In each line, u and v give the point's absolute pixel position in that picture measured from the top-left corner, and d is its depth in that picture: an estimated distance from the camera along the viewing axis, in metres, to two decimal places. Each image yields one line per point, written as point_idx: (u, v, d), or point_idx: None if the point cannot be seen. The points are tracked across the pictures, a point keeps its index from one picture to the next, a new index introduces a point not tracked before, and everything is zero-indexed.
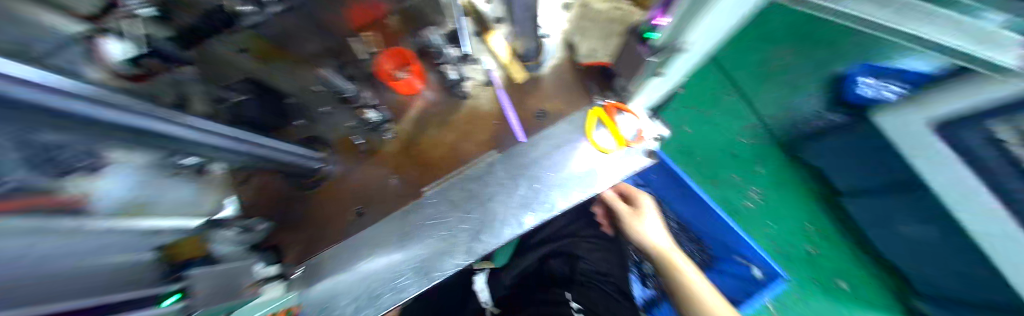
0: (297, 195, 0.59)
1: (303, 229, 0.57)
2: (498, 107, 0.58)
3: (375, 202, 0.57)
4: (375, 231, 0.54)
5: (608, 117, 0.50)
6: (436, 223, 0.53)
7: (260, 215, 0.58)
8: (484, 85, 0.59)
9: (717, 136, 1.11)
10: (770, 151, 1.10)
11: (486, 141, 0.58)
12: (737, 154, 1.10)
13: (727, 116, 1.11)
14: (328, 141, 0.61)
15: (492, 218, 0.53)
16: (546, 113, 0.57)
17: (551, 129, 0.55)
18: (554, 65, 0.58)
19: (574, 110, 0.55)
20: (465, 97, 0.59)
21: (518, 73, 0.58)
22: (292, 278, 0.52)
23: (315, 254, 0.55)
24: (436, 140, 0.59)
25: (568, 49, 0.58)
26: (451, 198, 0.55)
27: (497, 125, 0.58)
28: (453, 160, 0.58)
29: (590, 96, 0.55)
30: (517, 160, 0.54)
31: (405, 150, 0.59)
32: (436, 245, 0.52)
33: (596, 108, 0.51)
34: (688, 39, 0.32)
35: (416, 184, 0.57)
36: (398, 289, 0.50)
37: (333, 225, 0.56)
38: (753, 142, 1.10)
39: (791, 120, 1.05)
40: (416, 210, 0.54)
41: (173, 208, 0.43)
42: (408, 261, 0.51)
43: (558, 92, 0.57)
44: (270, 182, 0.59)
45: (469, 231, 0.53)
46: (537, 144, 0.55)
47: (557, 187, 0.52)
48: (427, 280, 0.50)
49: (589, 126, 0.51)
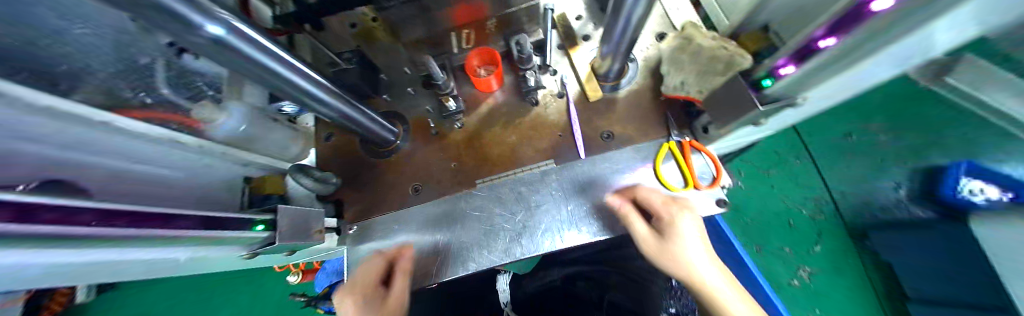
0: (365, 159, 0.64)
1: (363, 192, 0.62)
2: (565, 119, 0.59)
3: (430, 182, 0.61)
4: (426, 209, 0.58)
5: (683, 155, 0.50)
6: (481, 215, 0.56)
7: (332, 169, 0.65)
8: (556, 96, 0.61)
9: (775, 201, 1.06)
10: (835, 232, 1.03)
11: (544, 149, 0.59)
12: (796, 226, 1.04)
13: (793, 184, 1.07)
14: (403, 118, 0.65)
15: (535, 226, 0.53)
16: (613, 135, 0.56)
17: (618, 152, 0.54)
18: (632, 91, 0.57)
19: (645, 140, 0.54)
20: (534, 104, 0.61)
21: (593, 92, 0.58)
22: (346, 234, 0.59)
23: (368, 219, 0.60)
24: (499, 138, 0.61)
25: (652, 78, 0.57)
26: (500, 196, 0.56)
27: (560, 136, 0.59)
28: (509, 160, 0.60)
29: (665, 129, 0.53)
30: (571, 175, 0.55)
31: (468, 142, 0.62)
32: (476, 238, 0.55)
33: (670, 143, 0.51)
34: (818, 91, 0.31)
35: (470, 176, 0.60)
36: (435, 270, 0.53)
37: (388, 195, 0.61)
38: (818, 217, 1.05)
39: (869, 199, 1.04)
40: (466, 198, 0.58)
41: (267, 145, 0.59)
42: (448, 245, 0.55)
43: (630, 117, 0.56)
44: (346, 143, 0.67)
45: (511, 232, 0.54)
46: (595, 163, 0.54)
47: (605, 215, 0.52)
48: (462, 267, 0.53)
49: (660, 159, 0.51)
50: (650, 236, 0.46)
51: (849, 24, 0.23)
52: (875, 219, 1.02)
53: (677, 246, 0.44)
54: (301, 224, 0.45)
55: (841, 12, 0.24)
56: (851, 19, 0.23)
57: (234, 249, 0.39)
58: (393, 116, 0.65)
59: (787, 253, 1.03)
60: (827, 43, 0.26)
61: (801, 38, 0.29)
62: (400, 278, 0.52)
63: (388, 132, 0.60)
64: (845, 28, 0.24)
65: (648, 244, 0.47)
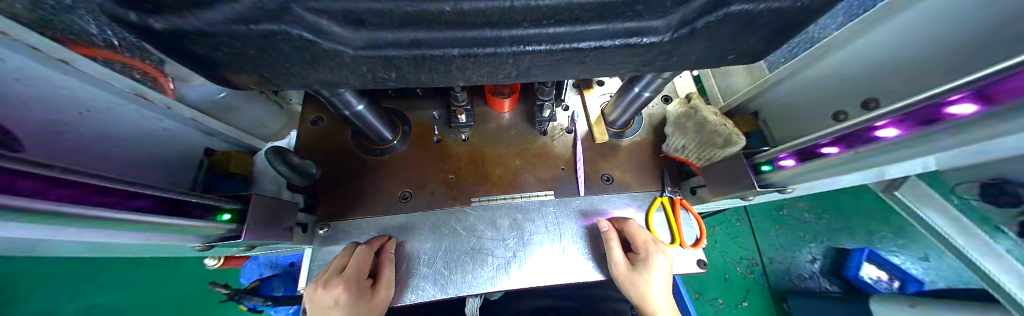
0: (358, 154, 0.61)
1: (347, 188, 0.58)
2: (570, 154, 0.62)
3: (424, 192, 0.58)
4: (414, 219, 0.55)
5: (672, 211, 0.56)
6: (469, 234, 0.53)
7: (317, 158, 0.61)
8: (564, 130, 0.64)
9: (718, 257, 1.26)
10: (761, 290, 1.21)
11: (546, 178, 0.60)
12: (729, 280, 1.23)
13: (734, 243, 1.29)
14: (407, 118, 0.64)
15: (524, 255, 0.52)
16: (613, 179, 0.60)
17: (613, 196, 0.58)
18: (635, 141, 0.63)
19: (642, 189, 0.59)
20: (543, 133, 0.63)
21: (601, 134, 0.62)
22: (315, 233, 0.53)
23: (347, 219, 0.55)
24: (502, 159, 0.61)
25: (654, 134, 0.64)
26: (495, 220, 0.55)
27: (563, 170, 0.60)
28: (509, 183, 0.59)
29: (660, 184, 0.59)
30: (567, 210, 0.56)
31: (469, 156, 0.61)
32: (459, 259, 0.52)
33: (663, 197, 0.57)
34: (802, 183, 0.40)
35: (466, 192, 0.58)
36: (411, 288, 0.50)
37: (376, 197, 0.57)
38: (749, 276, 1.23)
39: (789, 268, 1.23)
40: (458, 215, 0.55)
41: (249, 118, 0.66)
42: (429, 262, 0.52)
43: (629, 165, 0.61)
44: (341, 133, 0.63)
45: (499, 260, 0.52)
46: (593, 202, 0.57)
47: (592, 256, 0.53)
48: (441, 290, 0.50)
49: (652, 210, 0.56)
50: (626, 265, 0.49)
51: (855, 141, 0.30)
52: (792, 286, 1.20)
53: (644, 279, 0.48)
54: (276, 218, 0.44)
55: (844, 131, 0.31)
56: (858, 139, 0.30)
57: (183, 240, 0.35)
58: (398, 115, 0.63)
59: (719, 305, 1.20)
60: (830, 150, 0.33)
61: (803, 141, 0.37)
62: (390, 271, 0.48)
63: (386, 133, 0.57)
64: (849, 143, 0.31)
65: (621, 271, 0.49)
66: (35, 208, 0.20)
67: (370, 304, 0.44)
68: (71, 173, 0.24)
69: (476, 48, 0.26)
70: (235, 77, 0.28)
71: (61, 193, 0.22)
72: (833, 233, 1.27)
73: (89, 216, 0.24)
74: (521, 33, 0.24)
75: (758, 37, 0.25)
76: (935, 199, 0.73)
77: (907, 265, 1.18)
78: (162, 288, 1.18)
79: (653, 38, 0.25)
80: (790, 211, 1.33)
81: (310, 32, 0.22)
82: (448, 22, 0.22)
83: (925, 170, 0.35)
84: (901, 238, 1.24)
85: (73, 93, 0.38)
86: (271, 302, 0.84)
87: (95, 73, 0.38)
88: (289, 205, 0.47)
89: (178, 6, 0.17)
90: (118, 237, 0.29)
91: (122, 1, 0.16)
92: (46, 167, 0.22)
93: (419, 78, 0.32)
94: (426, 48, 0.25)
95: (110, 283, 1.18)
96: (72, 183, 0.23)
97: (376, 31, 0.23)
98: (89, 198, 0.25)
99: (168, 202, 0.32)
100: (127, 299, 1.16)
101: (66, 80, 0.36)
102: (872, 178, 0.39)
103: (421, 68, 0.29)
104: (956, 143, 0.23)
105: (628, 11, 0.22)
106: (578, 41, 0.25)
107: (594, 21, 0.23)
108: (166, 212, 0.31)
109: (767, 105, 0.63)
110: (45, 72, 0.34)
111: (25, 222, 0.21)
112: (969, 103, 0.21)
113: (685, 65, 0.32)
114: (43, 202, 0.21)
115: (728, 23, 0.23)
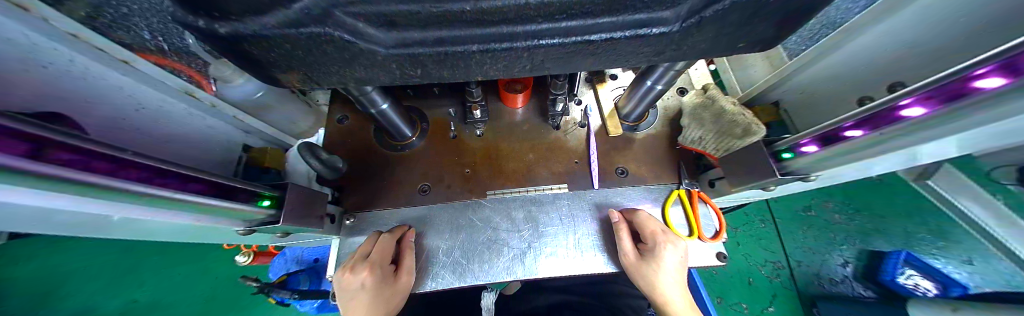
0: (379, 150, 0.64)
1: (369, 181, 0.61)
2: (584, 148, 0.62)
3: (441, 185, 0.60)
4: (431, 210, 0.57)
5: (690, 203, 0.55)
6: (484, 226, 0.55)
7: (342, 153, 0.64)
8: (577, 124, 0.65)
9: (741, 259, 1.21)
10: (789, 295, 1.15)
11: (560, 172, 0.60)
12: (752, 284, 1.18)
13: (757, 245, 1.24)
14: (425, 116, 0.67)
15: (537, 246, 0.53)
16: (627, 172, 0.60)
17: (628, 189, 0.58)
18: (650, 135, 0.63)
19: (658, 182, 0.58)
20: (556, 128, 0.64)
21: (615, 128, 0.62)
22: (342, 223, 0.57)
23: (370, 210, 0.58)
24: (516, 153, 0.63)
25: (670, 127, 0.64)
26: (509, 212, 0.56)
27: (577, 163, 0.61)
28: (523, 177, 0.60)
29: (677, 177, 0.58)
30: (581, 203, 0.56)
31: (485, 151, 0.63)
32: (476, 249, 0.53)
33: (680, 190, 0.56)
34: (826, 169, 0.39)
35: (482, 185, 0.60)
36: (431, 275, 0.52)
37: (397, 190, 0.60)
38: (774, 279, 1.18)
39: (819, 272, 1.16)
40: (475, 207, 0.57)
41: (284, 117, 0.72)
42: (448, 252, 0.53)
43: (643, 158, 0.61)
44: (363, 130, 0.67)
45: (515, 250, 0.53)
46: (606, 195, 0.57)
47: (605, 249, 0.53)
48: (459, 278, 0.51)
49: (669, 202, 0.55)
50: (634, 255, 0.49)
51: (881, 123, 0.30)
52: (823, 290, 1.13)
53: (655, 269, 0.48)
54: (311, 205, 0.48)
55: (871, 112, 0.31)
56: (883, 119, 0.29)
57: (230, 223, 0.39)
58: (416, 113, 0.66)
59: (744, 310, 1.14)
60: (854, 133, 0.33)
61: (828, 125, 0.36)
62: (410, 259, 0.50)
63: (405, 129, 0.60)
64: (874, 125, 0.30)
65: (630, 261, 0.49)
66: (102, 183, 0.23)
67: (393, 287, 0.47)
68: (139, 156, 0.27)
69: (492, 44, 0.27)
70: (284, 76, 0.31)
71: (128, 172, 0.26)
72: (866, 235, 1.19)
73: (152, 193, 0.27)
74: (535, 28, 0.25)
75: (771, 23, 0.25)
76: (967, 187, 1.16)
77: (950, 270, 1.10)
78: (204, 280, 1.30)
79: (663, 28, 0.26)
80: (819, 211, 1.26)
81: (351, 34, 0.25)
82: (467, 21, 0.24)
83: (957, 152, 0.34)
84: (941, 239, 1.16)
85: (125, 92, 0.44)
86: (298, 295, 0.86)
87: (153, 73, 0.47)
88: (320, 195, 0.50)
89: (238, 11, 0.20)
90: (175, 217, 0.33)
91: (192, 9, 0.19)
92: (113, 148, 0.25)
93: (443, 74, 0.34)
94: (449, 46, 0.27)
95: (163, 275, 1.31)
96: (133, 163, 0.27)
97: (407, 32, 0.26)
98: (153, 178, 0.28)
99: (218, 187, 0.35)
100: (166, 294, 1.27)
101: (115, 77, 0.42)
102: (903, 163, 0.38)
103: (443, 65, 0.31)
104: (980, 121, 0.22)
105: (638, 3, 0.23)
106: (588, 34, 0.26)
107: (605, 14, 0.24)
108: (214, 195, 0.34)
109: (789, 95, 0.63)
110: (102, 70, 0.41)
111: (93, 196, 0.24)
112: (996, 76, 0.20)
113: (696, 54, 0.32)
114: (106, 178, 0.23)
115: (739, 11, 0.23)
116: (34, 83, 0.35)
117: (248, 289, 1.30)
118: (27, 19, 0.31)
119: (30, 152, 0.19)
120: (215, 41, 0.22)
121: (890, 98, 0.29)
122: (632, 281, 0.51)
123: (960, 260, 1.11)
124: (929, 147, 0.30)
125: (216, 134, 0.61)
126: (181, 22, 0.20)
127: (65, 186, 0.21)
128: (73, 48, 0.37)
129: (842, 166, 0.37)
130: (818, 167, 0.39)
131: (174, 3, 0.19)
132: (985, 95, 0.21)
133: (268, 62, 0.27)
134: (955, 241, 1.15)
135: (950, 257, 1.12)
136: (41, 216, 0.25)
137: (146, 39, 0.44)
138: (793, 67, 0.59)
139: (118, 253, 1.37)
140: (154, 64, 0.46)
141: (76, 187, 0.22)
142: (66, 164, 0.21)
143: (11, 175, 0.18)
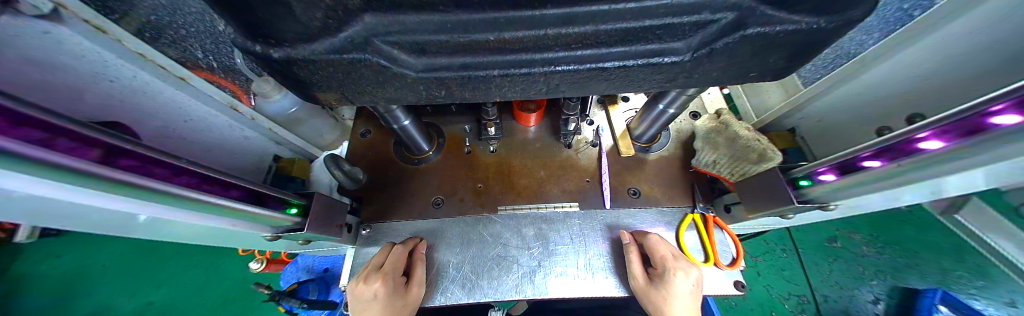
0: (398, 163, 0.67)
1: (385, 192, 0.63)
2: (595, 167, 0.63)
3: (455, 199, 0.61)
4: (444, 223, 0.58)
5: (705, 228, 0.55)
6: (494, 242, 0.56)
7: (363, 165, 0.68)
8: (589, 144, 0.66)
9: (761, 290, 1.16)
10: None
11: (571, 190, 0.61)
12: None
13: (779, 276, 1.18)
14: (442, 131, 0.71)
15: (547, 265, 0.53)
16: (640, 193, 0.60)
17: (641, 211, 0.58)
18: (662, 157, 0.64)
19: (671, 204, 0.58)
20: (568, 146, 0.66)
21: (627, 148, 0.63)
22: (360, 233, 0.59)
23: (384, 221, 0.60)
24: (527, 171, 0.64)
25: (682, 149, 0.65)
26: (519, 229, 0.57)
27: (588, 182, 0.62)
28: (535, 194, 0.61)
29: (691, 200, 0.58)
30: (592, 223, 0.57)
31: (498, 166, 0.65)
32: (485, 265, 0.53)
33: (694, 214, 0.56)
34: (847, 199, 0.38)
35: (494, 200, 0.61)
36: (441, 290, 0.52)
37: (411, 202, 0.62)
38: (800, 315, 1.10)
39: (849, 309, 1.07)
40: (485, 223, 0.58)
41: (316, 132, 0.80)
42: (458, 267, 0.54)
43: (658, 181, 0.61)
44: (383, 143, 0.70)
45: (524, 268, 0.53)
46: (618, 215, 0.57)
47: (614, 271, 0.52)
48: (468, 294, 0.51)
49: (684, 226, 0.55)
50: (643, 279, 0.48)
51: (896, 155, 0.30)
52: None
53: (666, 297, 0.46)
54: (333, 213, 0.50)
55: (888, 143, 0.31)
56: (901, 151, 0.29)
57: (259, 229, 0.41)
58: (434, 128, 0.70)
59: None
60: (873, 163, 0.32)
61: (844, 155, 0.36)
62: (421, 270, 0.51)
63: (422, 144, 0.62)
64: (892, 157, 0.30)
65: (639, 285, 0.48)
66: (157, 188, 0.26)
67: (403, 299, 0.47)
68: (191, 164, 0.30)
69: (512, 70, 0.29)
70: (323, 94, 0.34)
71: (182, 179, 0.29)
72: (898, 271, 1.11)
73: (200, 200, 0.30)
74: (553, 56, 0.27)
75: (784, 55, 0.26)
76: (1002, 224, 1.09)
77: (991, 312, 0.99)
78: (219, 283, 1.33)
79: (675, 58, 0.27)
80: (845, 243, 1.19)
81: (386, 60, 0.27)
82: (490, 49, 0.26)
83: (983, 186, 0.33)
84: (981, 278, 1.06)
85: (177, 105, 0.51)
86: (307, 304, 0.87)
87: (201, 87, 0.54)
88: (340, 204, 0.53)
89: (291, 40, 0.22)
90: (218, 224, 0.36)
91: (258, 38, 0.22)
92: (167, 155, 0.28)
93: (464, 95, 0.36)
94: (471, 71, 0.29)
95: (180, 278, 1.35)
96: (186, 171, 0.29)
97: (436, 58, 0.28)
98: (199, 185, 0.31)
99: (252, 194, 0.38)
100: (179, 297, 1.30)
101: (173, 92, 0.50)
102: (928, 195, 0.37)
103: (466, 87, 0.33)
104: (998, 157, 0.22)
105: (651, 35, 0.25)
106: (601, 61, 0.28)
107: (618, 44, 0.26)
108: (249, 201, 0.37)
109: (803, 122, 0.64)
110: (160, 86, 0.48)
111: (144, 200, 0.27)
112: (1012, 113, 0.20)
113: (708, 82, 0.33)
114: (159, 183, 0.26)
115: (746, 43, 0.24)
116: (100, 93, 0.42)
117: (258, 296, 1.32)
118: (98, 36, 0.39)
119: (101, 159, 0.22)
120: (268, 64, 0.25)
121: (906, 130, 0.29)
122: (642, 306, 0.49)
123: (1005, 304, 1.01)
124: (960, 180, 0.29)
125: (250, 144, 0.66)
126: (240, 47, 0.23)
127: (124, 189, 0.24)
128: (137, 64, 0.44)
129: (861, 197, 0.37)
130: (838, 196, 0.38)
131: (238, 32, 0.22)
132: (1002, 124, 0.21)
133: (310, 82, 0.30)
134: (996, 280, 1.05)
135: (993, 299, 1.02)
136: (90, 218, 0.27)
137: (199, 57, 0.52)
138: (807, 95, 0.61)
139: (141, 252, 1.43)
140: (203, 79, 0.54)
141: (133, 191, 0.24)
142: (128, 169, 0.24)
143: (75, 176, 0.20)
